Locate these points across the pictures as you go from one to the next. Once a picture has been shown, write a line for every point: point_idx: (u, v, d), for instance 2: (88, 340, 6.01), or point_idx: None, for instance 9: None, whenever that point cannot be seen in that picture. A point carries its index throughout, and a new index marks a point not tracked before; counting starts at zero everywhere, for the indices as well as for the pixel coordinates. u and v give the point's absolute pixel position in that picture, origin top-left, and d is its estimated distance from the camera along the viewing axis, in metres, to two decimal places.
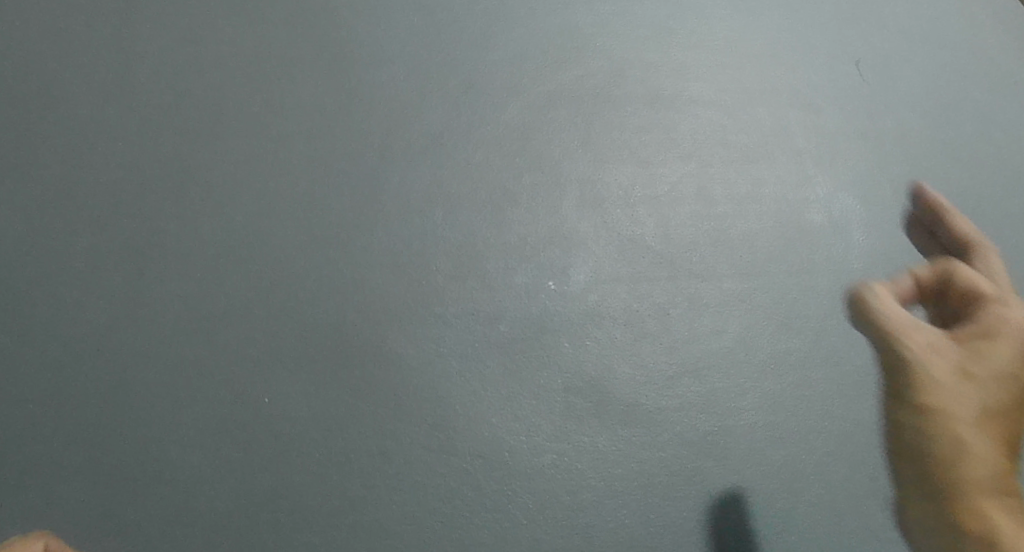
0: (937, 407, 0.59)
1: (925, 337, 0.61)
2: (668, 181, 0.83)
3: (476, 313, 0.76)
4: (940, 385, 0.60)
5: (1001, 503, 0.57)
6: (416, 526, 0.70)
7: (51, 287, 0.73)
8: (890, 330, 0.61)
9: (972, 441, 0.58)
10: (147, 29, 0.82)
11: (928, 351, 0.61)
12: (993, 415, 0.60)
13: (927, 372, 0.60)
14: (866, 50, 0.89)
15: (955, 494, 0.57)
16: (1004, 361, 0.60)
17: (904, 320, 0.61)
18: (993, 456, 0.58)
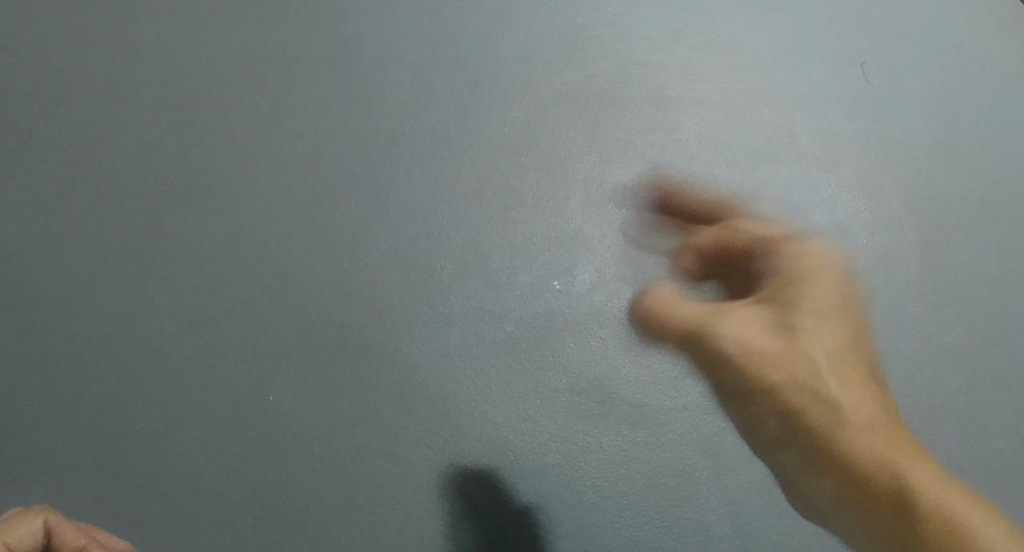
0: (789, 379, 0.61)
1: (737, 314, 0.63)
2: (673, 182, 0.83)
3: (482, 312, 0.76)
4: (782, 357, 0.61)
5: (882, 435, 0.60)
6: (422, 525, 0.70)
7: (55, 282, 0.73)
8: (698, 327, 0.62)
9: (828, 389, 0.61)
10: (152, 25, 0.82)
11: (737, 327, 0.62)
12: (843, 362, 0.63)
13: (770, 345, 0.61)
14: (871, 52, 0.89)
15: (848, 457, 0.59)
16: (822, 290, 0.63)
17: (699, 318, 0.63)
18: (854, 395, 0.62)
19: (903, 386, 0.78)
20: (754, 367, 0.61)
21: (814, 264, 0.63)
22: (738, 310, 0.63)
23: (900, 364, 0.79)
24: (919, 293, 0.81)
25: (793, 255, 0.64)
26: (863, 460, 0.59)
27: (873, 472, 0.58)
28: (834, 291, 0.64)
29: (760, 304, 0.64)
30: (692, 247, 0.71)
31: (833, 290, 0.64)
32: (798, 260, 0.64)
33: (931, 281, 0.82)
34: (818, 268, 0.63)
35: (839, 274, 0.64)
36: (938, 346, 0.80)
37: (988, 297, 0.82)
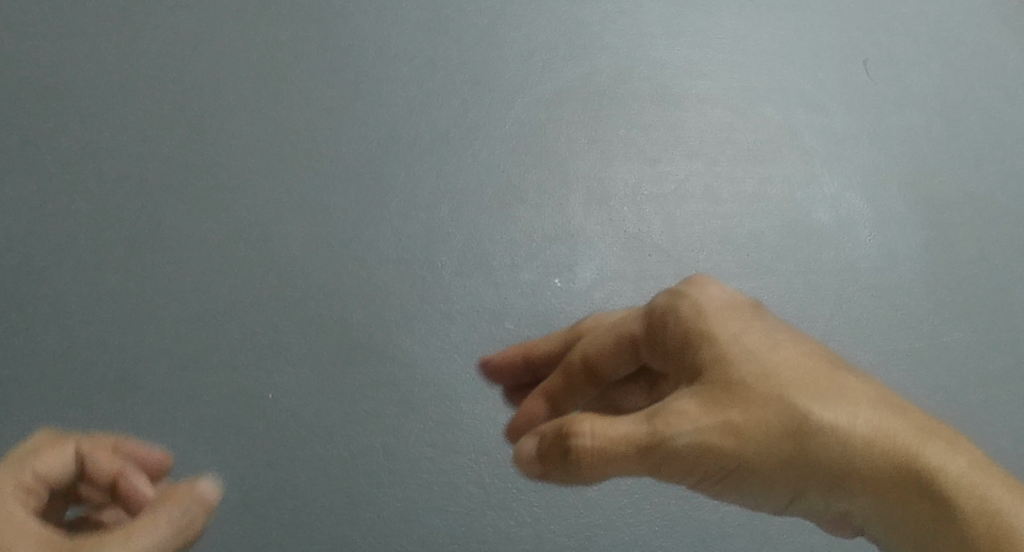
0: (761, 438, 0.51)
1: (672, 403, 0.52)
2: (675, 179, 0.82)
3: (483, 309, 0.76)
4: (744, 423, 0.51)
5: (903, 458, 0.51)
6: (422, 523, 0.70)
7: (52, 278, 0.73)
8: (645, 444, 0.51)
9: (813, 437, 0.51)
10: (151, 21, 0.82)
11: (691, 415, 0.52)
12: (798, 374, 0.54)
13: (717, 431, 0.51)
14: (873, 49, 0.89)
15: (874, 502, 0.51)
16: (741, 332, 0.55)
17: (641, 434, 0.51)
18: (851, 424, 0.51)
19: (910, 383, 0.77)
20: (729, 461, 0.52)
21: (705, 312, 0.56)
22: (673, 398, 0.53)
23: (906, 361, 0.78)
24: (922, 290, 0.81)
25: (684, 307, 0.57)
26: (901, 496, 0.51)
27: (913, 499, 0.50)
28: (752, 328, 0.56)
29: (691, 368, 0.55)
30: (532, 354, 0.68)
31: (747, 327, 0.56)
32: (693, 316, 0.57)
33: (935, 278, 0.81)
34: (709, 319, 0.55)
35: (733, 309, 0.57)
36: (944, 343, 0.79)
37: (992, 293, 0.82)
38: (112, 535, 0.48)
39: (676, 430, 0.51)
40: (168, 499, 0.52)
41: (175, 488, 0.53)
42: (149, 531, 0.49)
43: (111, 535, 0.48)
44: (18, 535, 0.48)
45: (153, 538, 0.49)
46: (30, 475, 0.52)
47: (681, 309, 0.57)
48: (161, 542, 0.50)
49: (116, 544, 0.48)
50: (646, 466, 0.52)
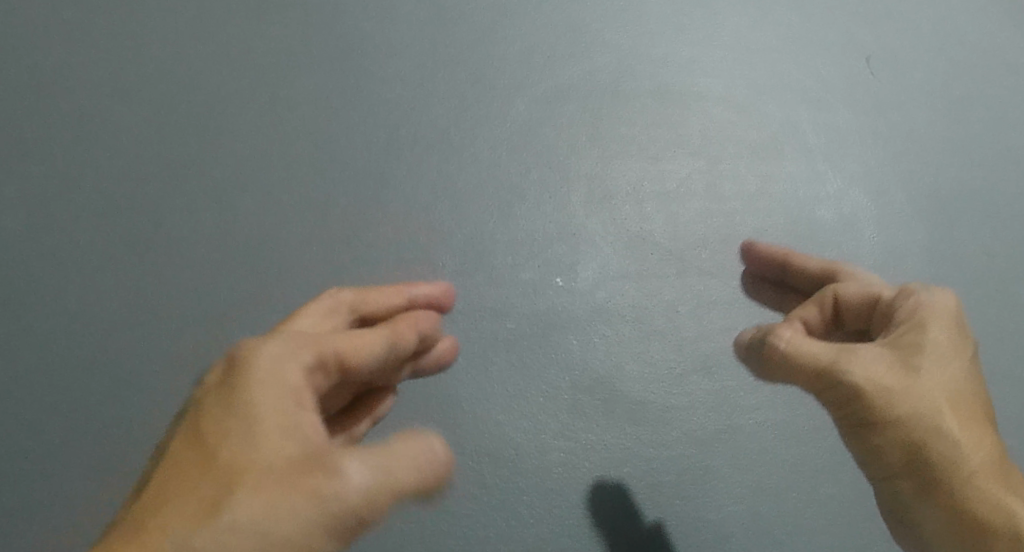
0: (910, 419, 0.58)
1: (862, 349, 0.60)
2: (678, 177, 0.82)
3: (484, 309, 0.76)
4: (904, 398, 0.58)
5: (1000, 502, 0.57)
6: (423, 524, 0.70)
7: (54, 280, 0.74)
8: (824, 368, 0.59)
9: (943, 440, 0.58)
10: (147, 18, 0.81)
11: (870, 367, 0.59)
12: (967, 393, 0.60)
13: (882, 387, 0.59)
14: (877, 45, 0.88)
15: (949, 520, 0.58)
16: (948, 340, 0.60)
17: (825, 359, 0.59)
18: (973, 452, 0.58)
19: None
20: (872, 419, 0.59)
21: (930, 308, 0.61)
22: (863, 346, 0.60)
23: None
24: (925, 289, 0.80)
25: (918, 298, 0.62)
26: (972, 528, 0.57)
27: (985, 536, 0.57)
28: (958, 343, 0.61)
29: (887, 340, 0.61)
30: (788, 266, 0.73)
31: (954, 340, 0.61)
32: (919, 308, 0.61)
33: (938, 277, 0.81)
34: (931, 315, 0.61)
35: (957, 321, 0.62)
36: None
37: (995, 293, 0.81)
38: (368, 448, 0.53)
39: (855, 370, 0.59)
40: (422, 440, 0.55)
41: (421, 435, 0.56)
42: (408, 450, 0.53)
43: (359, 447, 0.53)
44: (285, 420, 0.54)
45: (404, 486, 0.53)
46: (331, 352, 0.60)
47: (920, 297, 0.62)
48: (413, 481, 0.53)
49: (367, 460, 0.52)
50: (811, 383, 0.61)
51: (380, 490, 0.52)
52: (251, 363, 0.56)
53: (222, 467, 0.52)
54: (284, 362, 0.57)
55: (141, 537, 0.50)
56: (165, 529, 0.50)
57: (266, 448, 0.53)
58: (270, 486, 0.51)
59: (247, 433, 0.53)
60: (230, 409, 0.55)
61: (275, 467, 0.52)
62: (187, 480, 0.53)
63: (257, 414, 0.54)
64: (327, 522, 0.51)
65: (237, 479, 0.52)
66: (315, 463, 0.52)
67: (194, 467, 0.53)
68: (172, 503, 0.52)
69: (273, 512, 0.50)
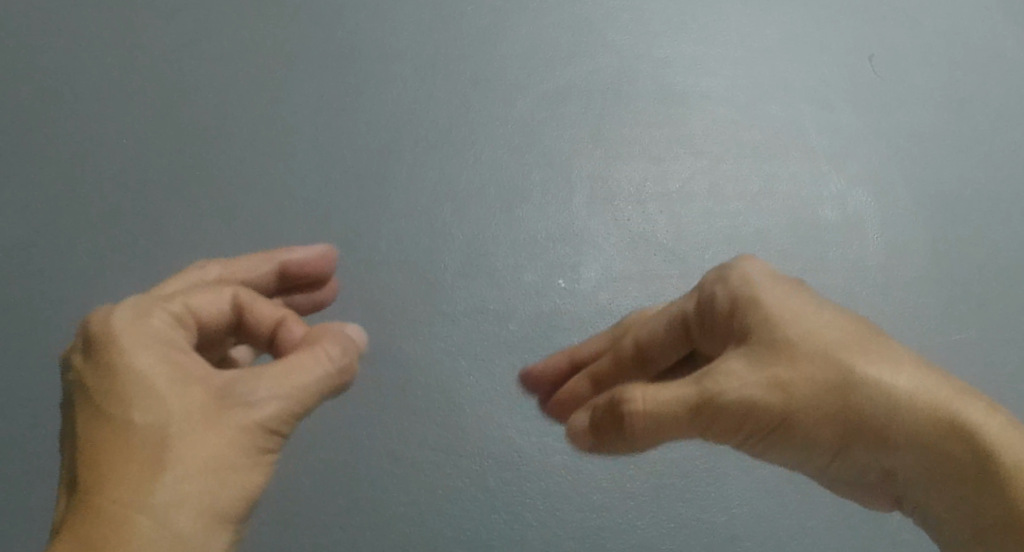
0: (814, 404, 0.50)
1: (723, 362, 0.52)
2: (680, 177, 0.81)
3: (486, 311, 0.75)
4: (798, 382, 0.50)
5: (952, 442, 0.49)
6: (426, 528, 0.70)
7: (52, 282, 0.73)
8: (695, 407, 0.51)
9: (863, 404, 0.50)
10: (147, 22, 0.80)
11: (658, 390, 0.51)
12: (845, 342, 0.51)
13: (699, 396, 0.51)
14: (880, 44, 0.87)
15: (918, 468, 0.50)
16: (764, 309, 0.52)
17: (688, 396, 0.51)
18: (907, 387, 0.50)
19: None
20: (776, 418, 0.50)
21: (749, 279, 0.54)
22: (725, 358, 0.52)
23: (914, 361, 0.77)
24: (930, 288, 0.80)
25: (726, 287, 0.54)
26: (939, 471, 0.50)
27: (958, 471, 0.49)
28: (797, 294, 0.54)
29: (739, 333, 0.53)
30: None
31: (791, 292, 0.54)
32: (748, 284, 0.54)
33: (944, 276, 0.80)
34: (760, 286, 0.53)
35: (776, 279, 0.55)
36: (951, 339, 0.78)
37: (1001, 290, 0.81)
38: (267, 370, 0.48)
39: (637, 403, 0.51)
40: (311, 344, 0.51)
41: (318, 332, 0.52)
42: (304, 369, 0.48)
43: (251, 370, 0.48)
44: (179, 371, 0.46)
45: (311, 396, 0.49)
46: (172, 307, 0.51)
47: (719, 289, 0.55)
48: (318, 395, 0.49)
49: (274, 386, 0.47)
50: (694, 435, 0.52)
51: (289, 408, 0.47)
52: (116, 329, 0.47)
53: (140, 431, 0.45)
54: (138, 319, 0.48)
55: (86, 514, 0.43)
56: (113, 494, 0.43)
57: (174, 401, 0.45)
58: (200, 430, 0.45)
59: (148, 393, 0.45)
60: (118, 379, 0.46)
61: (193, 414, 0.45)
62: (112, 448, 0.45)
63: (146, 372, 0.46)
64: (257, 442, 0.46)
65: (162, 435, 0.45)
66: (223, 399, 0.46)
67: (109, 436, 0.45)
68: (106, 471, 0.44)
69: (214, 447, 0.45)
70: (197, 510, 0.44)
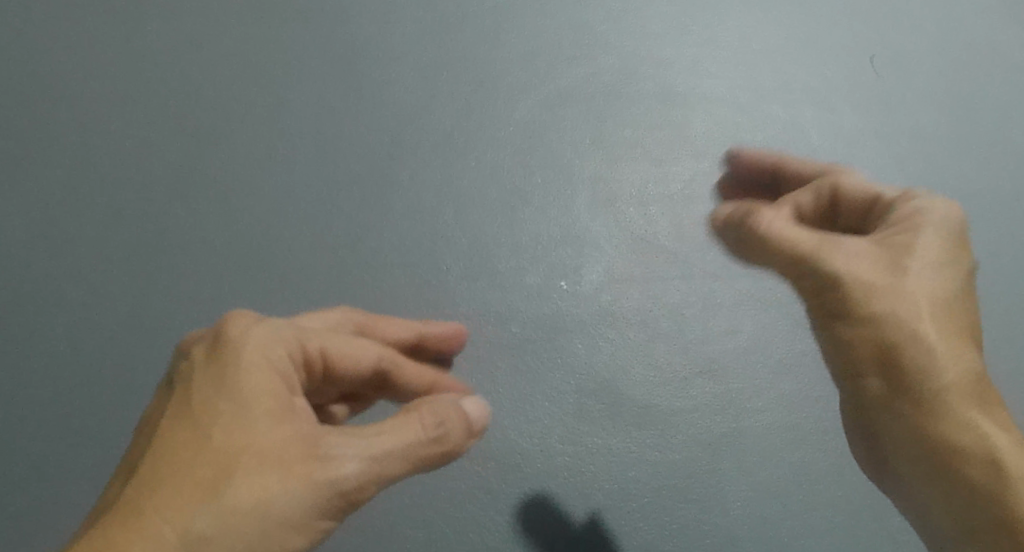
0: (889, 318, 0.59)
1: (851, 241, 0.61)
2: (682, 179, 0.81)
3: (489, 313, 0.75)
4: (888, 298, 0.59)
5: (965, 445, 0.57)
6: (429, 529, 0.70)
7: (56, 285, 0.74)
8: (803, 254, 0.61)
9: (920, 357, 0.58)
10: (148, 25, 0.81)
11: (789, 229, 0.62)
12: (948, 310, 0.59)
13: (808, 251, 0.61)
14: (881, 45, 0.87)
15: (915, 436, 0.58)
16: (919, 250, 0.60)
17: (806, 246, 0.61)
18: (964, 374, 0.58)
19: None
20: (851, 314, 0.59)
21: (930, 214, 0.61)
22: (854, 239, 0.61)
23: None
24: None
25: (908, 209, 0.62)
26: (936, 445, 0.58)
27: (948, 456, 0.58)
28: (954, 260, 0.60)
29: (879, 239, 0.61)
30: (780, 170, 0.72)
31: (952, 256, 0.60)
32: (928, 215, 0.61)
33: None
34: (933, 228, 0.60)
35: (958, 235, 0.61)
36: None
37: (1001, 292, 0.81)
38: (359, 431, 0.53)
39: (766, 223, 0.63)
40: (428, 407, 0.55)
41: (429, 399, 0.56)
42: (396, 437, 0.53)
43: (351, 431, 0.53)
44: (278, 406, 0.53)
45: (395, 464, 0.53)
46: (291, 359, 0.56)
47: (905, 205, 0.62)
48: (403, 465, 0.53)
49: (365, 452, 0.52)
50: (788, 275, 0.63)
51: (372, 472, 0.52)
52: (241, 344, 0.54)
53: (213, 450, 0.51)
54: (253, 364, 0.54)
55: (129, 514, 0.49)
56: (159, 509, 0.49)
57: (262, 432, 0.52)
58: (267, 468, 0.51)
59: (240, 416, 0.52)
60: (220, 394, 0.53)
61: (273, 452, 0.51)
62: (180, 460, 0.51)
63: (253, 399, 0.53)
64: (325, 504, 0.51)
65: (230, 464, 0.51)
66: (310, 447, 0.52)
67: (180, 449, 0.51)
68: (163, 482, 0.50)
69: (274, 492, 0.50)
70: (232, 551, 0.49)
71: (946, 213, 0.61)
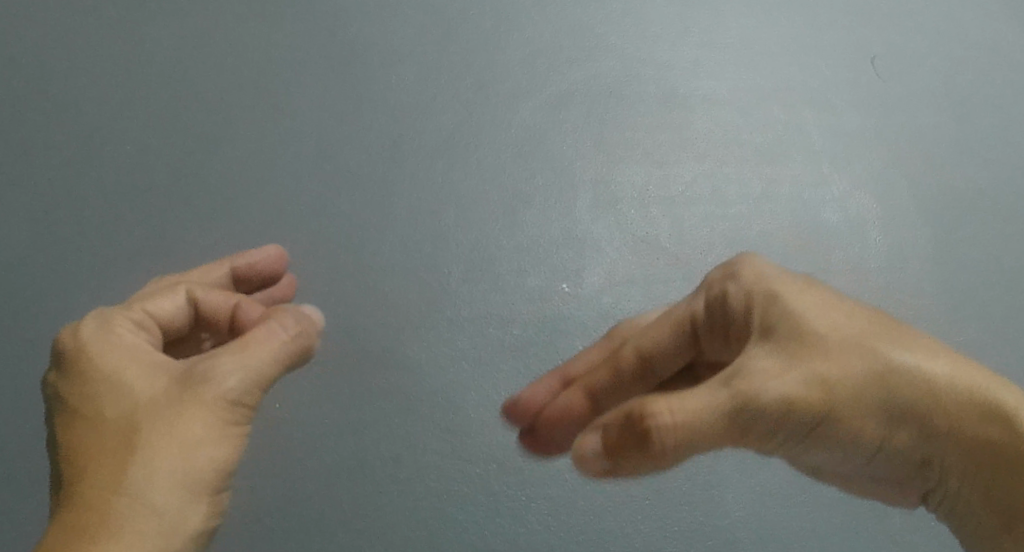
0: (845, 396, 0.47)
1: (749, 362, 0.47)
2: (683, 181, 0.82)
3: (491, 316, 0.75)
4: (839, 379, 0.47)
5: (988, 439, 0.50)
6: (431, 533, 0.70)
7: (54, 286, 0.73)
8: (729, 413, 0.45)
9: (898, 398, 0.48)
10: (148, 26, 0.80)
11: (685, 406, 0.44)
12: (872, 330, 0.50)
13: (733, 401, 0.45)
14: (881, 46, 0.87)
15: (954, 458, 0.50)
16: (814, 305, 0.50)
17: (720, 401, 0.45)
18: (941, 373, 0.49)
19: None
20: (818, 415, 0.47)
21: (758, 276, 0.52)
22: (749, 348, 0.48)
23: None
24: (932, 290, 0.80)
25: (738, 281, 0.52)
26: (958, 446, 0.50)
27: (983, 451, 0.50)
28: (804, 278, 0.52)
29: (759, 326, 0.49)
30: None
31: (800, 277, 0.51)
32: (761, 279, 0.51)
33: (945, 279, 0.81)
34: (771, 281, 0.51)
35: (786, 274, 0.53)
36: (954, 341, 0.78)
37: (1002, 292, 0.81)
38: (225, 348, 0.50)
39: (661, 426, 0.44)
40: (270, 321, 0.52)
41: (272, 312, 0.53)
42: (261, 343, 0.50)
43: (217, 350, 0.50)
44: (144, 364, 0.49)
45: (271, 365, 0.50)
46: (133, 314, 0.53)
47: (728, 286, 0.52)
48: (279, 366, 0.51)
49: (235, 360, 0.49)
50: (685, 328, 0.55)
51: (251, 378, 0.49)
52: (84, 343, 0.50)
53: (109, 422, 0.47)
54: (100, 338, 0.50)
55: (70, 498, 0.46)
56: (92, 481, 0.46)
57: (136, 385, 0.48)
58: (163, 410, 0.47)
59: (112, 383, 0.48)
60: (84, 378, 0.49)
61: (161, 400, 0.48)
62: (86, 444, 0.47)
63: (115, 366, 0.49)
64: (229, 417, 0.48)
65: (132, 424, 0.47)
66: (188, 378, 0.48)
67: (80, 436, 0.47)
68: (79, 465, 0.46)
69: (185, 425, 0.47)
70: (179, 489, 0.46)
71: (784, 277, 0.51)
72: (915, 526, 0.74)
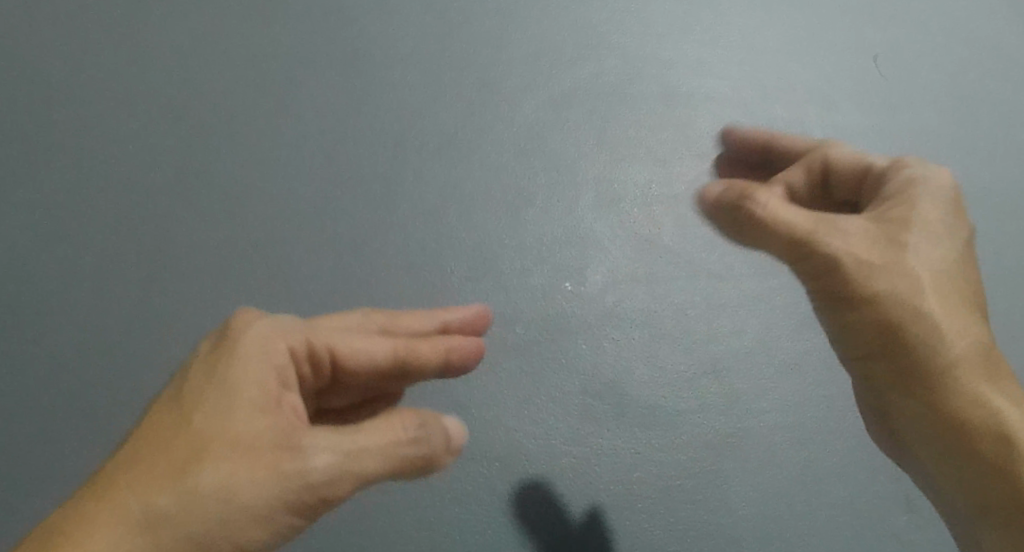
0: (890, 300, 0.58)
1: (845, 223, 0.59)
2: (686, 179, 0.81)
3: (494, 314, 0.75)
4: (884, 276, 0.58)
5: (978, 423, 0.59)
6: (434, 532, 0.70)
7: (58, 287, 0.74)
8: (799, 237, 0.59)
9: (919, 334, 0.58)
10: (150, 27, 0.80)
11: (783, 210, 0.59)
12: (954, 284, 0.60)
13: (807, 234, 0.59)
14: (884, 44, 0.87)
15: (926, 419, 0.60)
16: (927, 243, 0.59)
17: (805, 226, 0.59)
18: (962, 352, 0.59)
19: None
20: (858, 295, 0.59)
21: (918, 184, 0.61)
22: (850, 219, 0.60)
23: None
24: None
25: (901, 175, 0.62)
26: (943, 414, 0.59)
27: (959, 434, 0.59)
28: (945, 222, 0.60)
29: (876, 215, 0.61)
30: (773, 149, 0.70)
31: (942, 219, 0.60)
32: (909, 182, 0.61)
33: None
34: (920, 197, 0.60)
35: (947, 202, 0.61)
36: None
37: (1004, 290, 0.81)
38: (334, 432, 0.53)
39: (762, 204, 0.60)
40: (411, 423, 0.55)
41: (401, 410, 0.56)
42: (375, 438, 0.53)
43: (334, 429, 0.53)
44: (262, 398, 0.53)
45: (366, 470, 0.52)
46: (293, 339, 0.56)
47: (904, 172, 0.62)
48: (379, 462, 0.53)
49: (335, 451, 0.51)
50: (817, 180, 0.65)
51: (341, 469, 0.51)
52: (238, 338, 0.55)
53: (191, 434, 0.51)
54: (264, 346, 0.55)
55: (104, 491, 0.49)
56: (128, 486, 0.49)
57: (242, 421, 0.51)
58: (237, 455, 0.50)
59: (223, 403, 0.52)
60: (210, 382, 0.53)
61: (250, 441, 0.51)
62: (159, 441, 0.51)
63: (237, 388, 0.52)
64: (292, 504, 0.50)
65: (203, 449, 0.50)
66: (286, 442, 0.51)
67: (162, 429, 0.51)
68: (137, 461, 0.50)
69: (243, 477, 0.50)
70: (192, 533, 0.48)
71: (935, 196, 0.60)
72: (920, 524, 0.74)
